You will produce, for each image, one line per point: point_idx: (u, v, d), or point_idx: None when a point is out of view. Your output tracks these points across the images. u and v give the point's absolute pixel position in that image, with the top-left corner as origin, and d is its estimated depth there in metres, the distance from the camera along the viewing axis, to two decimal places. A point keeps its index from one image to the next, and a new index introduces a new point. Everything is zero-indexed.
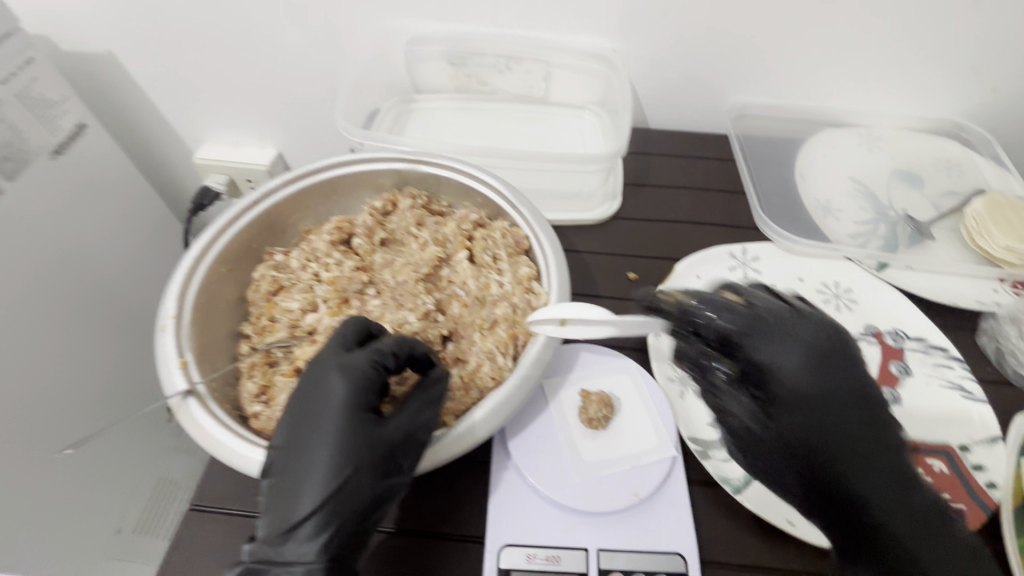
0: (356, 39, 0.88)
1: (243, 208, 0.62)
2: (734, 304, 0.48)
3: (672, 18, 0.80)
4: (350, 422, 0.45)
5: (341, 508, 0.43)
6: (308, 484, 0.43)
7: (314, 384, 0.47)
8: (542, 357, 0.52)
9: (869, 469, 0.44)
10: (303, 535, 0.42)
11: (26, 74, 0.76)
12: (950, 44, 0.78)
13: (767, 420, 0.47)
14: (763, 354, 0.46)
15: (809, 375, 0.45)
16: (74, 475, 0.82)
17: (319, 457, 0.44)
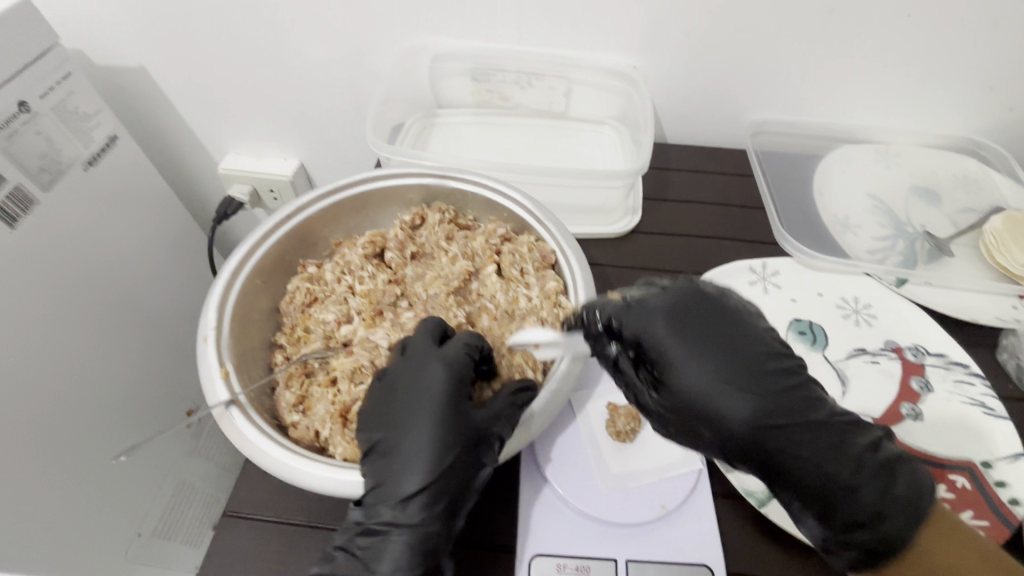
0: (382, 56, 0.90)
1: (278, 222, 0.64)
2: (630, 311, 0.51)
3: (692, 37, 0.81)
4: (453, 404, 0.49)
5: (446, 483, 0.47)
6: (418, 459, 0.47)
7: (415, 370, 0.51)
8: (570, 372, 0.54)
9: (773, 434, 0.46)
10: (413, 505, 0.46)
11: (63, 89, 0.79)
12: (967, 63, 0.79)
13: (665, 403, 0.50)
14: (645, 337, 0.50)
15: (676, 347, 0.48)
16: (106, 479, 0.86)
17: (426, 435, 0.47)
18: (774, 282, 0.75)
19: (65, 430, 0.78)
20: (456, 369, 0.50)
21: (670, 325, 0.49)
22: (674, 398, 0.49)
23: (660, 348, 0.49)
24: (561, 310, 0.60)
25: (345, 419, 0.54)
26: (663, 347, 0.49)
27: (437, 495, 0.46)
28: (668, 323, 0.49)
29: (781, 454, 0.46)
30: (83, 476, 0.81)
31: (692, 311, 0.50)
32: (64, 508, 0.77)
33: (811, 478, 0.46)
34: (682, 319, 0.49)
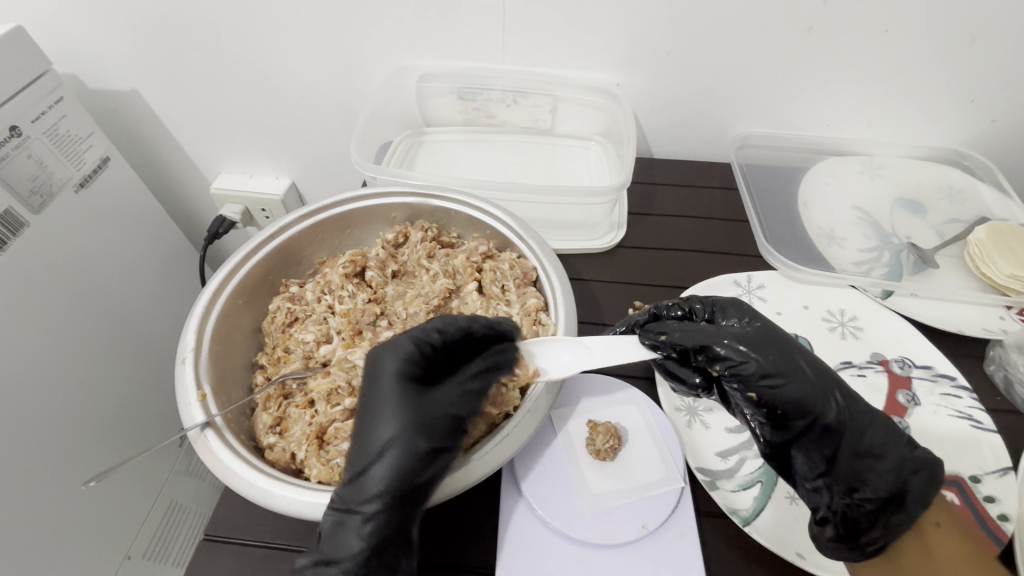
0: (370, 77, 0.91)
1: (261, 242, 0.65)
2: (724, 305, 0.57)
3: (674, 55, 0.82)
4: (411, 388, 0.48)
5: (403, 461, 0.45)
6: (380, 444, 0.46)
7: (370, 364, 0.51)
8: (522, 431, 0.51)
9: (836, 383, 0.51)
10: (369, 485, 0.45)
11: (56, 113, 0.80)
12: (949, 77, 0.80)
13: (762, 347, 0.50)
14: (755, 323, 0.54)
15: (776, 331, 0.53)
16: (98, 504, 0.85)
17: (383, 417, 0.47)
18: (759, 295, 0.75)
19: (58, 454, 0.78)
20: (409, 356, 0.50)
21: (744, 305, 0.57)
22: (771, 340, 0.51)
23: (743, 315, 0.56)
24: (542, 327, 0.60)
25: (321, 441, 0.54)
26: (749, 316, 0.55)
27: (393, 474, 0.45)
28: (744, 307, 0.57)
29: (847, 416, 0.50)
30: (58, 503, 0.78)
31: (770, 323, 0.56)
32: (57, 532, 0.77)
33: (883, 458, 0.49)
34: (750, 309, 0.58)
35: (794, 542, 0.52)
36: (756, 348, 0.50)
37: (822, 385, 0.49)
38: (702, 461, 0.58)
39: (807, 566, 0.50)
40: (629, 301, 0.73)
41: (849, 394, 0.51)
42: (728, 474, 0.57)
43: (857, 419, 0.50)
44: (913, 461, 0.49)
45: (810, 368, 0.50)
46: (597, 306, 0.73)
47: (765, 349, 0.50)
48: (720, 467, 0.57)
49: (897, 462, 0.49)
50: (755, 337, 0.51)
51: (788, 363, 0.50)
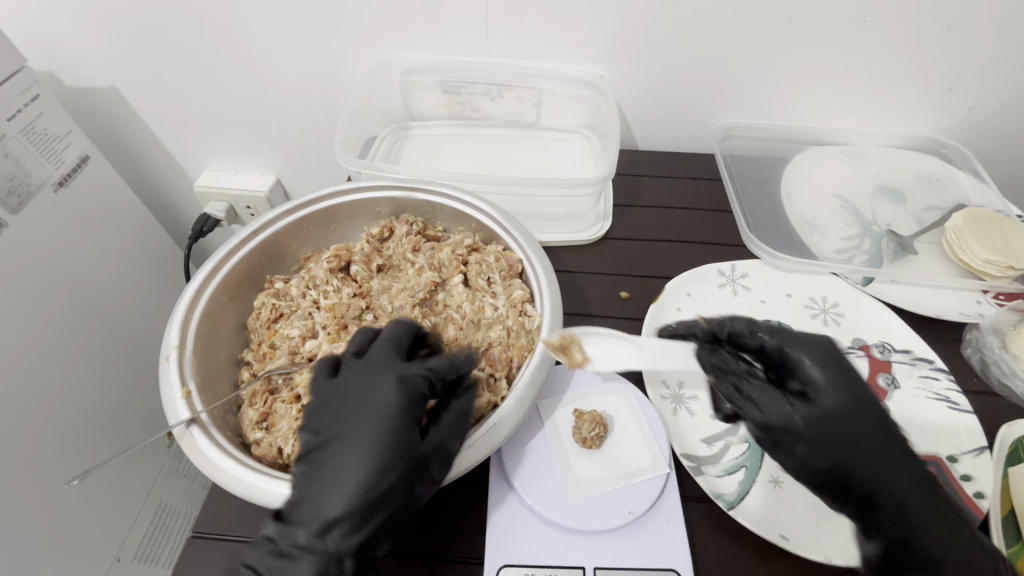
0: (354, 70, 0.91)
1: (244, 238, 0.64)
2: (818, 351, 0.54)
3: (657, 46, 0.83)
4: (375, 401, 0.49)
5: (362, 475, 0.46)
6: (345, 466, 0.46)
7: (362, 389, 0.50)
8: (512, 415, 0.51)
9: (887, 440, 0.52)
10: (327, 501, 0.45)
11: (32, 110, 0.78)
12: (926, 66, 0.81)
13: (808, 421, 0.52)
14: (819, 393, 0.53)
15: (837, 404, 0.52)
16: (80, 501, 0.83)
17: (354, 456, 0.46)
18: (743, 284, 0.76)
19: (33, 448, 0.76)
20: (375, 374, 0.51)
21: (831, 357, 0.54)
22: (822, 419, 0.52)
23: (827, 374, 0.53)
24: (527, 318, 0.60)
25: None
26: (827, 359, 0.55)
27: (351, 490, 0.45)
28: (836, 361, 0.54)
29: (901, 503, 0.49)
30: (32, 504, 0.75)
31: (851, 381, 0.53)
32: (42, 533, 0.76)
33: (921, 546, 0.47)
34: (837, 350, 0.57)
35: (779, 524, 0.53)
36: (798, 424, 0.52)
37: (863, 445, 0.51)
38: (687, 446, 0.59)
39: (792, 548, 0.51)
40: (616, 292, 0.74)
41: (912, 481, 0.50)
42: (713, 460, 0.58)
43: (908, 508, 0.49)
44: (954, 560, 0.46)
45: (857, 453, 0.51)
46: (584, 297, 0.73)
47: (805, 427, 0.52)
48: (706, 453, 0.58)
49: (938, 558, 0.46)
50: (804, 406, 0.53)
51: (822, 442, 0.51)
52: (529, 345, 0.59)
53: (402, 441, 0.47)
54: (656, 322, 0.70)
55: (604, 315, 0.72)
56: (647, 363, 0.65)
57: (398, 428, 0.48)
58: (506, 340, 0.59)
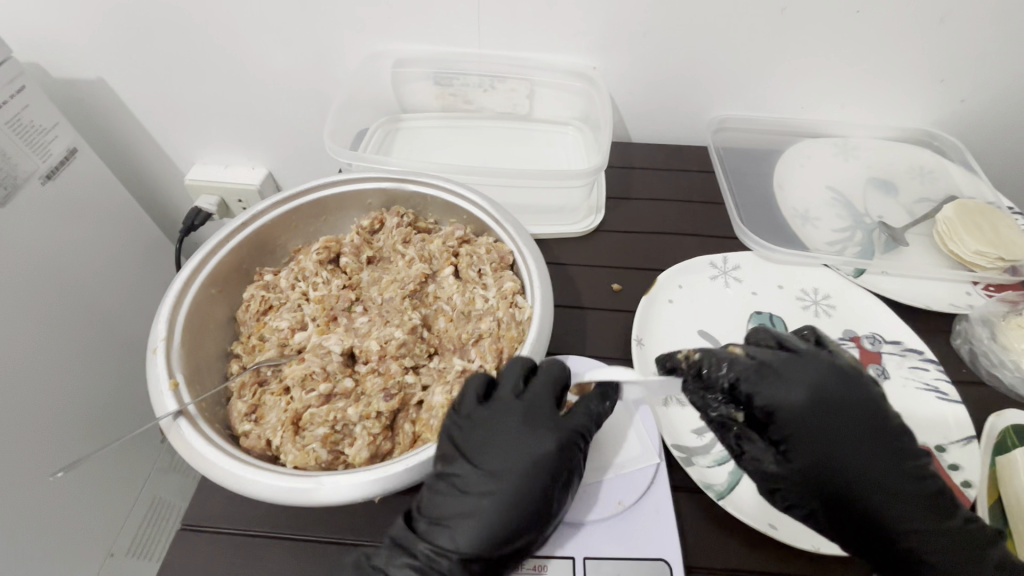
0: (345, 61, 0.90)
1: (233, 230, 0.64)
2: (795, 381, 0.48)
3: (651, 37, 0.82)
4: (540, 444, 0.49)
5: (503, 515, 0.47)
6: (492, 497, 0.47)
7: (496, 417, 0.51)
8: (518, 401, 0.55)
9: (882, 470, 0.48)
10: (462, 527, 0.47)
11: (18, 102, 0.77)
12: (920, 58, 0.81)
13: (792, 460, 0.48)
14: (801, 429, 0.48)
15: (826, 441, 0.48)
16: (70, 495, 0.82)
17: (495, 484, 0.48)
18: (735, 276, 0.76)
19: (27, 439, 0.76)
20: (541, 415, 0.51)
21: (816, 387, 0.48)
22: (808, 457, 0.48)
23: (808, 407, 0.48)
24: (517, 310, 0.59)
25: (297, 427, 0.53)
26: (812, 399, 0.48)
27: (485, 524, 0.47)
28: (820, 391, 0.48)
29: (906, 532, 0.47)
30: (23, 496, 0.74)
31: (839, 412, 0.48)
32: (34, 529, 0.75)
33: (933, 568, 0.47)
34: (842, 375, 0.49)
35: (768, 514, 0.53)
36: (782, 462, 0.49)
37: (850, 483, 0.48)
38: (678, 438, 0.58)
39: (780, 537, 0.51)
40: (607, 284, 0.74)
41: (920, 506, 0.48)
42: (703, 450, 0.58)
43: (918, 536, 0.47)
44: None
45: (857, 488, 0.48)
46: (575, 290, 0.73)
47: (789, 465, 0.48)
48: (696, 443, 0.58)
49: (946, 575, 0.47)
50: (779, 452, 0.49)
51: (809, 480, 0.48)
52: (519, 336, 0.58)
53: (546, 492, 0.48)
54: (647, 314, 0.70)
55: (595, 307, 0.71)
56: (638, 354, 0.65)
57: (548, 478, 0.48)
58: (497, 331, 0.59)
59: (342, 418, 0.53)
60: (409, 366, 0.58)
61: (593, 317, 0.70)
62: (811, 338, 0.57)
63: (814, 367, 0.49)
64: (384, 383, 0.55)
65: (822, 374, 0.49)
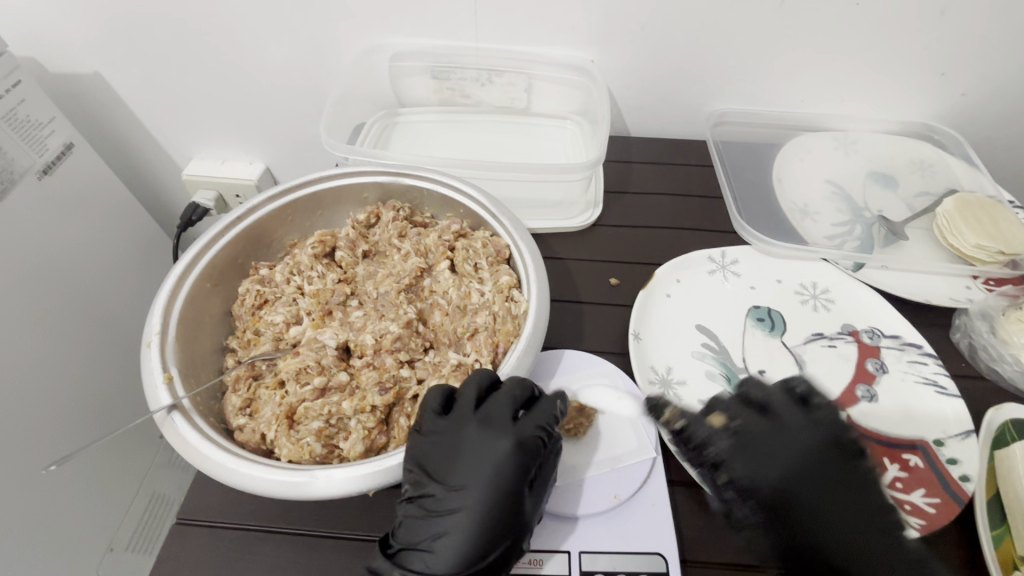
0: (341, 55, 0.89)
1: (227, 224, 0.63)
2: (757, 454, 0.49)
3: (649, 30, 0.81)
4: (497, 453, 0.47)
5: (469, 529, 0.45)
6: (450, 515, 0.46)
7: (452, 433, 0.49)
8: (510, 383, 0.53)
9: (847, 524, 0.46)
10: (434, 550, 0.45)
11: (13, 96, 0.77)
12: (922, 50, 0.80)
13: (763, 525, 0.48)
14: (763, 493, 0.48)
15: (792, 504, 0.47)
16: (68, 488, 0.82)
17: (452, 503, 0.46)
18: (733, 270, 0.75)
19: (21, 431, 0.74)
20: (497, 422, 0.49)
21: (787, 458, 0.48)
22: (775, 519, 0.47)
23: (773, 473, 0.48)
24: (513, 304, 0.60)
25: (291, 421, 0.53)
26: (778, 468, 0.48)
27: (454, 544, 0.45)
28: (788, 459, 0.48)
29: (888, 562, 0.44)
30: (19, 488, 0.73)
31: (807, 478, 0.47)
32: (34, 521, 0.75)
33: None
34: (819, 444, 0.48)
35: None
36: (752, 525, 0.48)
37: (820, 547, 0.46)
38: None
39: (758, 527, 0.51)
40: (605, 279, 0.74)
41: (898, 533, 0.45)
42: None
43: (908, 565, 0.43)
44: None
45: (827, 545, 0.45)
46: (572, 284, 0.73)
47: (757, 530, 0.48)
48: None
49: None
50: (750, 518, 0.48)
51: (776, 544, 0.47)
52: (515, 330, 0.58)
53: (511, 499, 0.46)
54: (645, 308, 0.70)
55: (593, 301, 0.71)
56: (635, 349, 0.65)
57: (509, 484, 0.46)
58: (492, 325, 0.59)
59: (337, 412, 0.53)
60: (404, 360, 0.58)
61: (590, 312, 0.70)
62: (800, 387, 0.53)
63: (792, 439, 0.49)
64: (378, 376, 0.55)
65: (796, 442, 0.49)
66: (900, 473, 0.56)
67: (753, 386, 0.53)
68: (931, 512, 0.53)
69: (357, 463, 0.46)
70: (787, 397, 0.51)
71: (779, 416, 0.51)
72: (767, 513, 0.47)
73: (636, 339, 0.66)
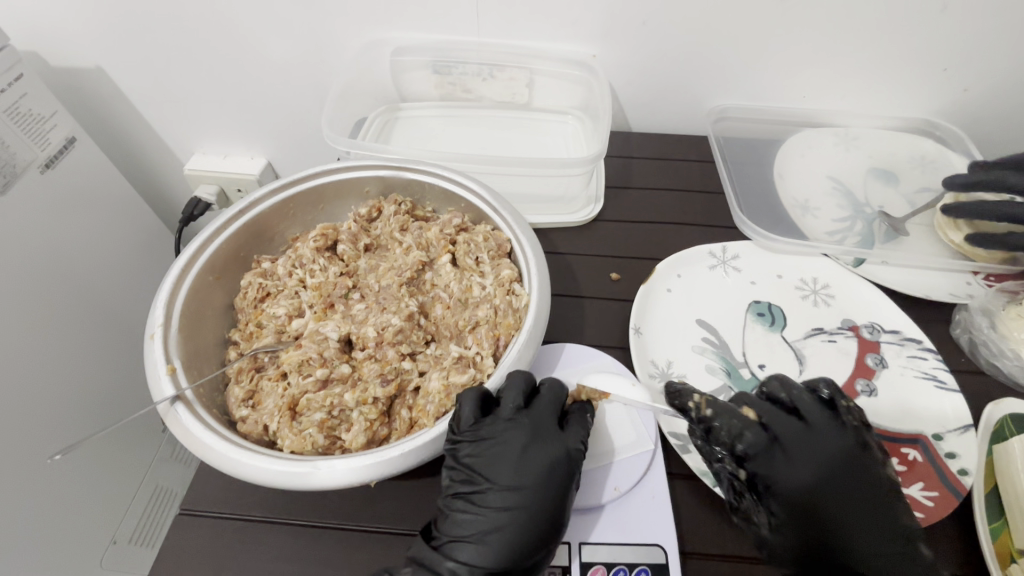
0: (342, 49, 0.89)
1: (230, 217, 0.64)
2: (791, 453, 0.50)
3: (651, 25, 0.81)
4: (550, 457, 0.50)
5: (524, 526, 0.47)
6: (503, 510, 0.48)
7: (506, 434, 0.51)
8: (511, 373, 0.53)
9: (870, 524, 0.47)
10: (486, 543, 0.47)
11: (16, 90, 0.77)
12: (925, 46, 0.80)
13: (784, 523, 0.48)
14: (792, 491, 0.48)
15: (823, 502, 0.48)
16: (72, 478, 0.82)
17: (505, 499, 0.48)
18: (734, 265, 0.75)
19: (25, 421, 0.75)
20: (546, 429, 0.52)
21: (828, 458, 0.49)
22: (801, 518, 0.48)
23: (810, 474, 0.49)
24: (514, 297, 0.60)
25: (294, 412, 0.54)
26: (812, 468, 0.49)
27: (503, 539, 0.47)
28: (823, 462, 0.49)
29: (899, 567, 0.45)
30: (25, 478, 0.73)
31: (839, 479, 0.49)
32: (39, 511, 0.76)
33: None
34: (846, 449, 0.50)
35: None
36: (772, 523, 0.48)
37: (840, 550, 0.47)
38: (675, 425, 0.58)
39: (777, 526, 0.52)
40: (606, 273, 0.74)
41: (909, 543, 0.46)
42: None
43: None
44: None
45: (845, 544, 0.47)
46: (574, 278, 0.73)
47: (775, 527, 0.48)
48: None
49: None
50: (773, 517, 0.48)
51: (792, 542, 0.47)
52: (516, 323, 0.58)
53: (561, 500, 0.48)
54: (645, 303, 0.70)
55: (593, 296, 0.71)
56: (636, 343, 0.65)
57: (560, 487, 0.49)
58: (494, 319, 0.59)
59: (339, 403, 0.53)
60: (405, 353, 0.58)
61: (591, 306, 0.70)
62: (824, 391, 0.54)
63: (821, 443, 0.50)
64: (380, 368, 0.56)
65: (834, 444, 0.50)
66: (898, 467, 0.56)
67: (776, 385, 0.55)
68: (929, 505, 0.53)
69: (358, 455, 0.47)
70: (813, 400, 0.53)
71: (807, 417, 0.52)
72: (792, 511, 0.48)
73: (636, 333, 0.66)
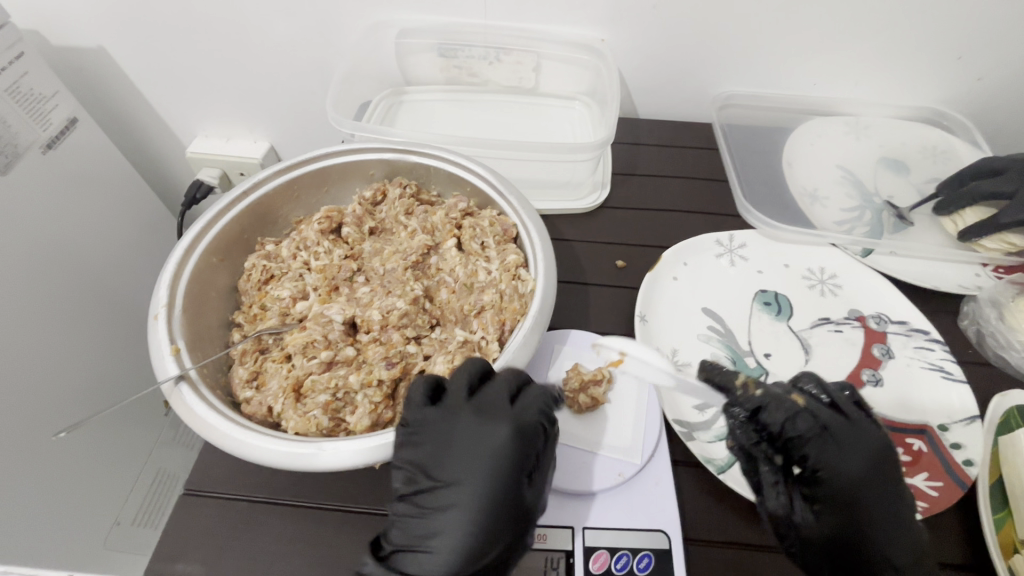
0: (346, 31, 0.88)
1: (233, 199, 0.63)
2: (836, 442, 0.48)
3: (661, 8, 0.80)
4: (492, 443, 0.47)
5: (468, 524, 0.44)
6: (447, 509, 0.46)
7: (447, 429, 0.48)
8: (518, 357, 0.53)
9: (896, 520, 0.46)
10: (430, 547, 0.45)
11: (17, 69, 0.76)
12: (940, 33, 0.79)
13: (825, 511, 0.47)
14: (840, 480, 0.47)
15: (867, 493, 0.47)
16: (76, 458, 0.83)
17: (449, 500, 0.46)
18: (741, 254, 0.75)
19: (31, 401, 0.75)
20: (492, 413, 0.48)
21: (872, 448, 0.48)
22: (838, 506, 0.47)
23: (855, 463, 0.47)
24: (520, 282, 0.59)
25: (298, 394, 0.53)
26: (866, 460, 0.47)
27: (450, 538, 0.44)
28: (869, 451, 0.48)
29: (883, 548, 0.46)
30: (30, 457, 0.74)
31: (880, 470, 0.47)
32: (45, 489, 0.76)
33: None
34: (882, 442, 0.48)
35: None
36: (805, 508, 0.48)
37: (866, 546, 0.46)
38: (679, 413, 0.58)
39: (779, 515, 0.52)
40: (611, 261, 0.73)
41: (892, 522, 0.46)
42: (706, 425, 0.58)
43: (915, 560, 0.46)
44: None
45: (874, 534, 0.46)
46: (580, 265, 0.73)
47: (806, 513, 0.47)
48: (700, 418, 0.58)
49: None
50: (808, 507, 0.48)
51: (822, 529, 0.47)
52: (522, 308, 0.58)
53: (508, 488, 0.46)
54: (651, 290, 0.69)
55: (599, 283, 0.71)
56: (641, 330, 0.65)
57: (508, 474, 0.46)
58: (499, 304, 0.59)
59: (344, 386, 0.53)
60: (410, 336, 0.58)
61: (595, 293, 0.70)
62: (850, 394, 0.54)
63: (869, 436, 0.48)
64: (385, 351, 0.56)
65: (874, 438, 0.49)
66: (903, 456, 0.56)
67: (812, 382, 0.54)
68: (932, 494, 0.53)
69: (364, 437, 0.47)
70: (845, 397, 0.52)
71: (849, 413, 0.50)
72: (831, 499, 0.47)
73: (641, 321, 0.66)
